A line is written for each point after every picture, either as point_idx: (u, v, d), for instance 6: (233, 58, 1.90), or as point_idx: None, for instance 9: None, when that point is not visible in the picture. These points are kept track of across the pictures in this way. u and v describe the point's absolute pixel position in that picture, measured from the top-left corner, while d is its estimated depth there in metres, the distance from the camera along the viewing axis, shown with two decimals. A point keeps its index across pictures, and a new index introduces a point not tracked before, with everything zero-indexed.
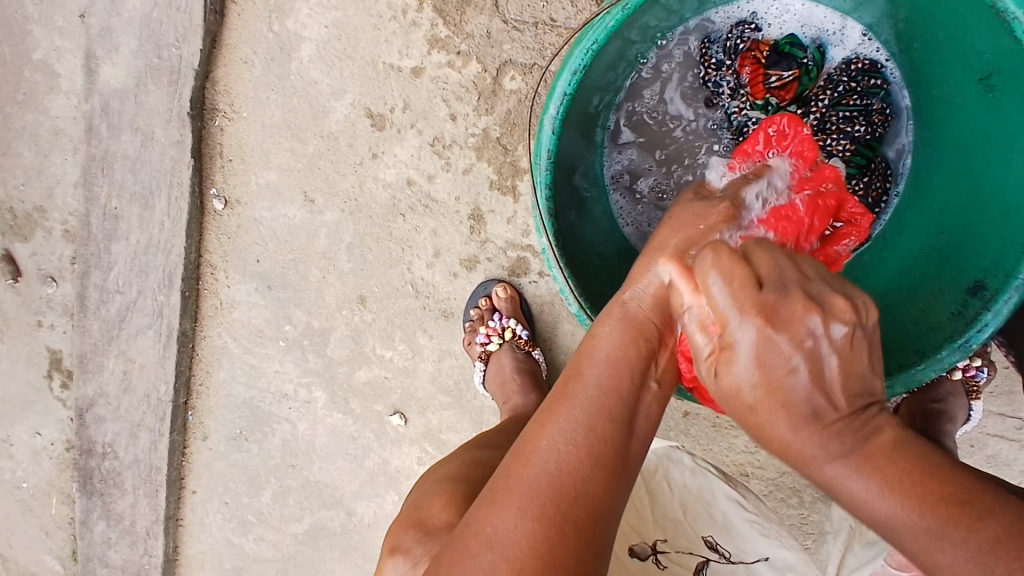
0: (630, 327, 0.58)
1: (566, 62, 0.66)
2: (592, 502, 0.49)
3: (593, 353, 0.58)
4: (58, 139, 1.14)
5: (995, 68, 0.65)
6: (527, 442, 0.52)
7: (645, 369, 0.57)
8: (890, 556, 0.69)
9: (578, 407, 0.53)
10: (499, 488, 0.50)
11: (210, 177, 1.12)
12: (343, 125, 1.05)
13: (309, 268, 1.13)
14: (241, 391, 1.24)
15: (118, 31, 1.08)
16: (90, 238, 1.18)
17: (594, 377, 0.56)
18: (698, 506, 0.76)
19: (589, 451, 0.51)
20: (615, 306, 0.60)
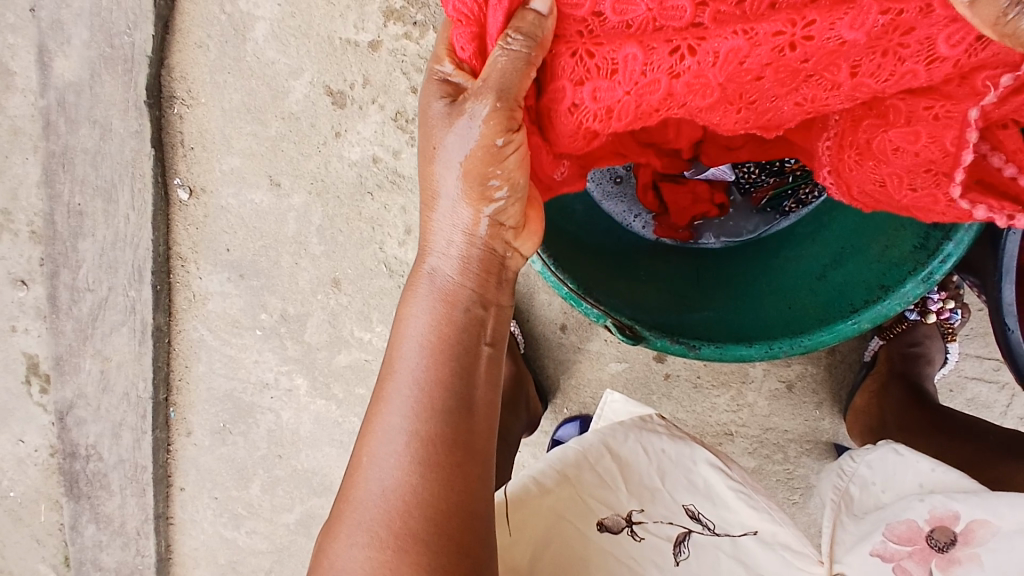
0: (436, 299, 0.51)
1: None
2: (431, 507, 0.46)
3: (403, 336, 0.51)
4: (16, 138, 1.12)
5: None
6: (353, 463, 0.50)
7: (465, 338, 0.51)
8: (891, 529, 0.61)
9: (399, 408, 0.49)
10: (336, 522, 0.49)
11: (173, 167, 1.10)
12: (303, 105, 1.04)
13: (280, 254, 1.12)
14: (221, 384, 1.23)
15: (68, 22, 1.05)
16: (56, 237, 1.16)
17: (405, 371, 0.50)
18: (675, 472, 0.69)
19: (414, 457, 0.47)
20: (419, 275, 0.53)
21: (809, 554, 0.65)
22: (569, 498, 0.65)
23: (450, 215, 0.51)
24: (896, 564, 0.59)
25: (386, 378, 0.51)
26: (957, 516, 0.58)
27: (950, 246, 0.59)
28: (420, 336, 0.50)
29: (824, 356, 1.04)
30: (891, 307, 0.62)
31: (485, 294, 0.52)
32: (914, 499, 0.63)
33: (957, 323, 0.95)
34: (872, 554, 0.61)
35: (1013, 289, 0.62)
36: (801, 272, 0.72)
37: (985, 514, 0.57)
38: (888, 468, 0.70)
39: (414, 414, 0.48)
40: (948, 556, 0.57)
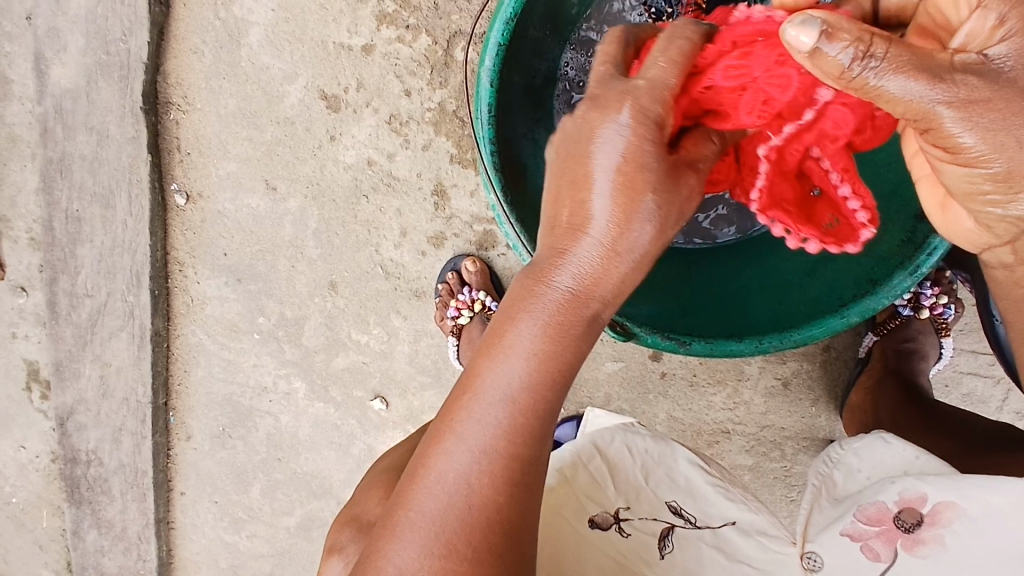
0: (551, 311, 0.49)
1: (498, 10, 0.66)
2: (505, 524, 0.47)
3: (512, 347, 0.49)
4: (13, 146, 1.13)
5: None
6: (430, 462, 0.48)
7: (574, 362, 0.50)
8: (862, 511, 0.61)
9: (491, 420, 0.48)
10: (400, 515, 0.48)
11: (170, 172, 1.11)
12: (298, 109, 1.04)
13: (277, 257, 1.12)
14: (220, 388, 1.23)
15: (64, 29, 1.06)
16: (54, 243, 1.16)
17: (508, 386, 0.48)
18: (658, 470, 0.70)
19: (500, 474, 0.47)
20: (536, 285, 0.50)
21: (782, 535, 0.67)
22: (561, 496, 0.65)
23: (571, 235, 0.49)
24: (863, 543, 0.60)
25: (478, 385, 0.49)
26: (924, 498, 0.59)
27: (936, 239, 0.61)
28: (531, 346, 0.48)
29: (819, 353, 1.04)
30: (880, 299, 0.63)
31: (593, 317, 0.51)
32: (887, 482, 0.63)
33: (951, 318, 0.95)
34: (843, 534, 0.61)
35: (998, 280, 0.62)
36: (791, 268, 0.72)
37: (954, 496, 0.57)
38: (876, 457, 0.70)
39: (509, 429, 0.47)
40: (914, 536, 0.57)
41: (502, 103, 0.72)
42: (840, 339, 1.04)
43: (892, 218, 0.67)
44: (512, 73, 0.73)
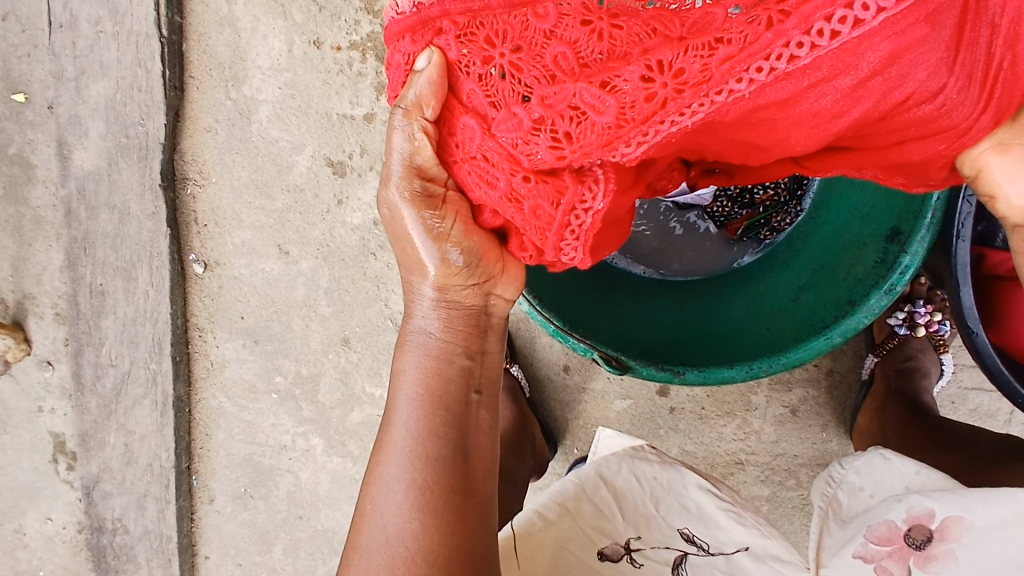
0: (424, 346, 0.56)
1: None
2: (429, 554, 0.49)
3: (398, 397, 0.55)
4: (39, 227, 1.19)
5: None
6: (358, 516, 0.53)
7: (458, 391, 0.55)
8: (871, 531, 0.63)
9: (394, 459, 0.52)
10: (345, 569, 0.52)
11: (188, 243, 1.16)
12: (306, 177, 1.10)
13: (292, 318, 1.17)
14: (241, 449, 1.26)
15: (86, 117, 1.12)
16: (79, 317, 1.22)
17: (400, 428, 0.53)
18: (668, 496, 0.72)
19: (414, 504, 0.51)
20: (405, 340, 0.57)
21: (796, 561, 0.68)
22: (574, 529, 0.67)
23: (423, 298, 0.57)
24: (877, 564, 0.61)
25: (388, 432, 0.54)
26: (931, 514, 0.60)
27: (907, 258, 0.63)
28: (413, 390, 0.54)
29: (823, 378, 1.06)
30: (859, 319, 0.65)
31: (470, 346, 0.57)
32: (894, 501, 0.65)
33: (948, 335, 0.98)
34: (855, 556, 0.62)
35: (971, 293, 0.63)
36: (776, 296, 0.77)
37: (959, 511, 0.58)
38: (875, 473, 0.72)
39: (412, 463, 0.52)
40: (925, 554, 0.58)
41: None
42: (843, 363, 1.06)
43: (866, 242, 0.71)
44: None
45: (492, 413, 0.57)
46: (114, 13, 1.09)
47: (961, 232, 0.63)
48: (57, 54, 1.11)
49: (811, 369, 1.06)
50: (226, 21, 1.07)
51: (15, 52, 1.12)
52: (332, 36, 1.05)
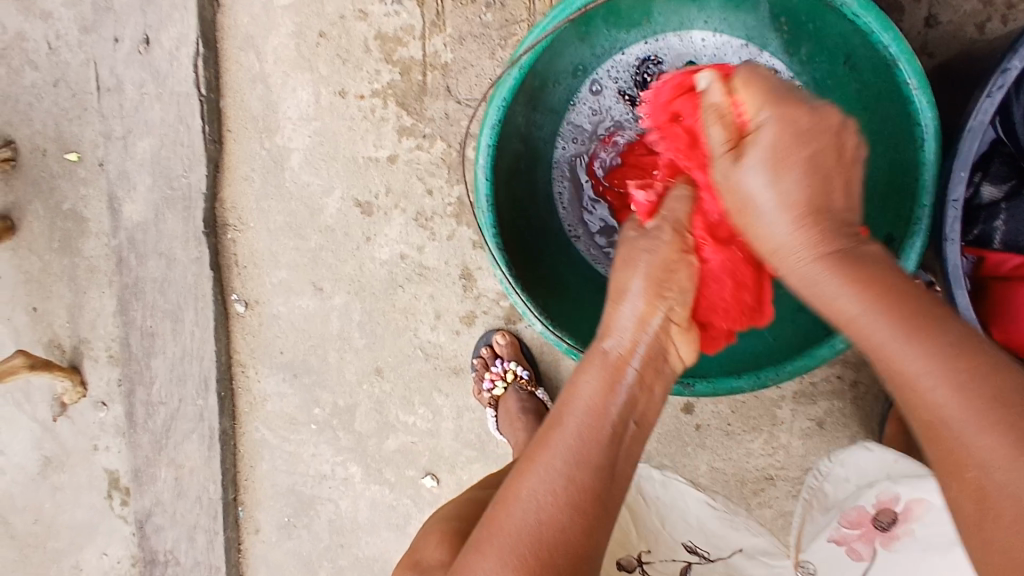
0: (604, 373, 0.64)
1: (484, 121, 0.70)
2: (569, 547, 0.58)
3: (574, 399, 0.63)
4: (93, 276, 1.28)
5: (850, 52, 0.74)
6: (512, 492, 0.60)
7: (624, 413, 0.63)
8: (843, 518, 0.84)
9: (557, 455, 0.60)
10: (486, 538, 0.59)
11: (230, 284, 1.24)
12: (337, 217, 1.16)
13: (327, 351, 1.23)
14: (283, 479, 1.32)
15: (133, 172, 1.20)
16: (132, 358, 1.30)
17: (572, 427, 0.61)
18: (674, 514, 0.86)
19: (568, 497, 0.58)
20: (595, 354, 0.66)
21: (780, 550, 0.89)
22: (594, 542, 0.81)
23: (627, 318, 0.66)
24: (848, 545, 0.82)
25: (562, 424, 0.62)
26: (897, 500, 0.80)
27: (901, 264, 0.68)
28: (590, 402, 0.62)
29: (848, 390, 1.06)
30: None
31: (645, 380, 0.65)
32: (867, 488, 0.86)
33: None
34: (831, 539, 0.84)
35: (966, 294, 0.65)
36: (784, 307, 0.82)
37: (920, 496, 0.78)
38: (860, 465, 0.91)
39: (575, 466, 0.60)
40: (890, 534, 0.79)
41: (498, 189, 0.77)
42: (867, 373, 1.06)
43: None
44: (511, 142, 0.78)
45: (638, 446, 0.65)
46: (156, 75, 1.15)
47: (950, 235, 0.65)
48: (105, 115, 1.19)
49: (835, 382, 1.06)
50: (258, 78, 1.13)
51: (67, 115, 1.21)
52: (355, 86, 1.10)
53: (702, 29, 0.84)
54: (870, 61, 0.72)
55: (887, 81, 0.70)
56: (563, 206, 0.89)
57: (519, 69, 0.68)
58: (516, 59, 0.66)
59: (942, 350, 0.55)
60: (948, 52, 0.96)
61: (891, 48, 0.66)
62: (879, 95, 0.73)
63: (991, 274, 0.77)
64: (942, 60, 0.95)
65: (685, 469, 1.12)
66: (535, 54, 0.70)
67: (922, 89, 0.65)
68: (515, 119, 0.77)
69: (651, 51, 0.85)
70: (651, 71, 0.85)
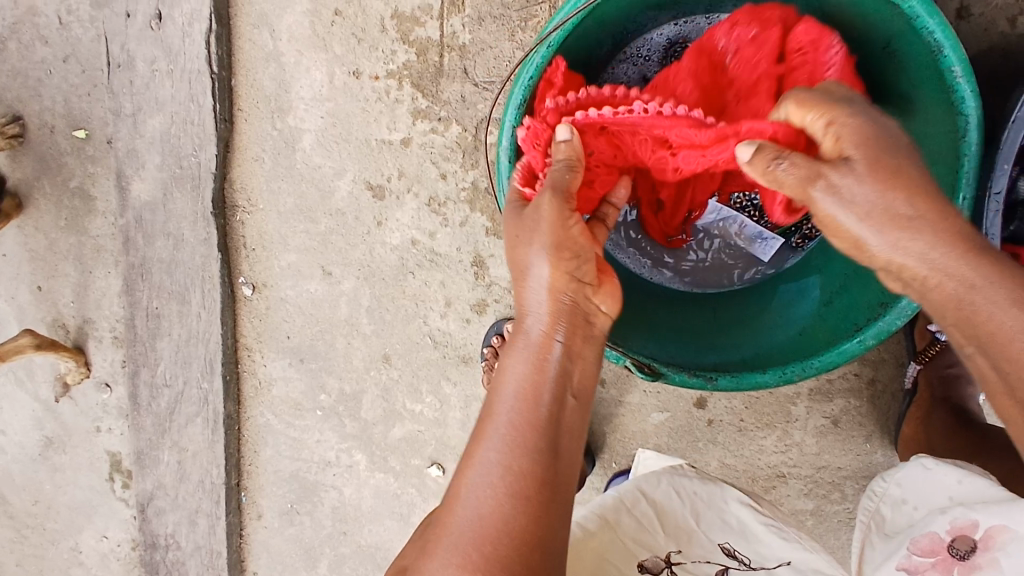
0: (532, 353, 0.67)
1: (509, 101, 0.72)
2: (518, 529, 0.57)
3: (505, 388, 0.65)
4: (100, 255, 1.27)
5: (899, 30, 0.72)
6: (453, 492, 0.61)
7: (560, 387, 0.65)
8: (915, 545, 0.74)
9: (495, 448, 0.61)
10: (433, 543, 0.59)
11: (238, 267, 1.22)
12: (348, 201, 1.14)
13: (335, 336, 1.22)
14: (287, 465, 1.31)
15: (142, 150, 1.18)
16: (137, 339, 1.29)
17: (504, 416, 0.63)
18: (710, 512, 0.82)
19: (508, 489, 0.59)
20: (517, 339, 0.69)
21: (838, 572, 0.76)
22: (615, 540, 0.77)
23: (536, 288, 0.68)
24: (921, 574, 0.72)
25: (495, 414, 0.64)
26: (975, 525, 0.70)
27: None
28: (520, 386, 0.64)
29: (864, 388, 1.04)
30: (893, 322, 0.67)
31: (573, 342, 0.68)
32: (938, 512, 0.75)
33: None
34: (900, 568, 0.74)
35: None
36: (809, 303, 0.82)
37: (1002, 521, 0.68)
38: (919, 481, 0.81)
39: (509, 453, 0.61)
40: (969, 564, 0.69)
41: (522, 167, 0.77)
42: (884, 371, 1.04)
43: None
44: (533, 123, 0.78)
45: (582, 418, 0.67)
46: (168, 52, 1.13)
47: (991, 231, 0.66)
48: (115, 92, 1.17)
49: (851, 380, 1.04)
50: (271, 56, 1.11)
51: (77, 91, 1.19)
52: (370, 66, 1.08)
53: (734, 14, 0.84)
54: (916, 43, 0.70)
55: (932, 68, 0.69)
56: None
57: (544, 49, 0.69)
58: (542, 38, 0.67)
59: (970, 258, 0.56)
60: (981, 43, 0.92)
61: (935, 34, 0.65)
62: (925, 76, 0.72)
63: None
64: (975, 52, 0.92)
65: (696, 464, 1.11)
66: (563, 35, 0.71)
67: (967, 78, 0.65)
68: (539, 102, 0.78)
69: (679, 33, 0.87)
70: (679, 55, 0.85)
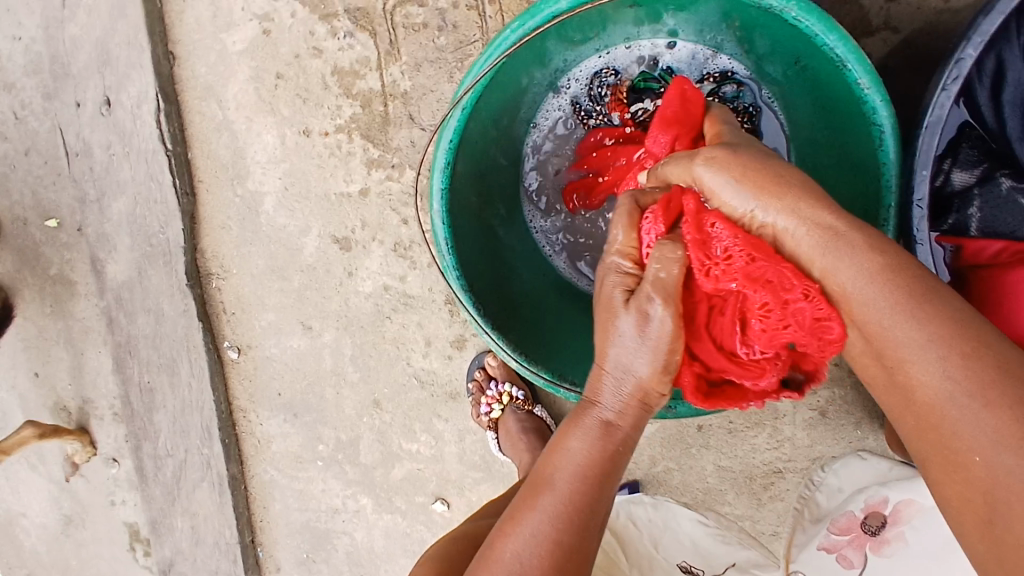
0: (605, 412, 0.58)
1: (434, 165, 0.71)
2: None
3: (563, 451, 0.59)
4: (88, 336, 1.28)
5: (802, 49, 0.73)
6: (494, 546, 0.57)
7: (620, 459, 0.58)
8: (833, 526, 0.94)
9: (541, 518, 0.56)
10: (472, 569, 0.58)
11: (221, 332, 1.24)
12: (317, 256, 1.16)
13: (324, 387, 1.23)
14: (297, 517, 1.32)
15: (112, 233, 1.20)
16: (134, 414, 1.31)
17: (561, 484, 0.57)
18: (664, 533, 0.99)
19: (548, 568, 0.54)
20: (586, 402, 0.60)
21: (772, 566, 0.98)
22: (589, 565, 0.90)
23: (616, 353, 0.56)
24: (839, 552, 0.91)
25: (549, 472, 0.58)
26: (886, 502, 0.91)
27: None
28: (577, 453, 0.58)
29: (846, 376, 1.04)
30: None
31: (639, 420, 0.58)
32: (856, 496, 0.96)
33: None
34: (824, 546, 0.93)
35: None
36: None
37: (910, 498, 0.89)
38: (853, 469, 1.03)
39: (557, 524, 0.55)
40: (880, 538, 0.89)
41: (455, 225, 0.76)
42: None
43: None
44: (464, 177, 0.78)
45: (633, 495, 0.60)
46: (122, 135, 1.16)
47: (920, 237, 0.66)
48: (78, 180, 1.19)
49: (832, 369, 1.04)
50: (222, 126, 1.13)
51: (43, 182, 1.21)
52: (319, 123, 1.10)
53: (650, 37, 0.84)
54: (819, 58, 0.70)
55: (839, 80, 0.69)
56: (536, 231, 0.91)
57: (462, 110, 0.68)
58: (459, 102, 0.67)
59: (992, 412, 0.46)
60: (914, 24, 0.92)
61: (838, 49, 0.65)
62: (832, 89, 0.72)
63: (972, 262, 0.76)
64: (907, 35, 0.92)
65: (692, 471, 1.11)
66: (478, 92, 0.70)
67: (874, 88, 0.64)
68: (469, 157, 0.77)
69: (603, 65, 0.85)
70: (604, 84, 0.85)
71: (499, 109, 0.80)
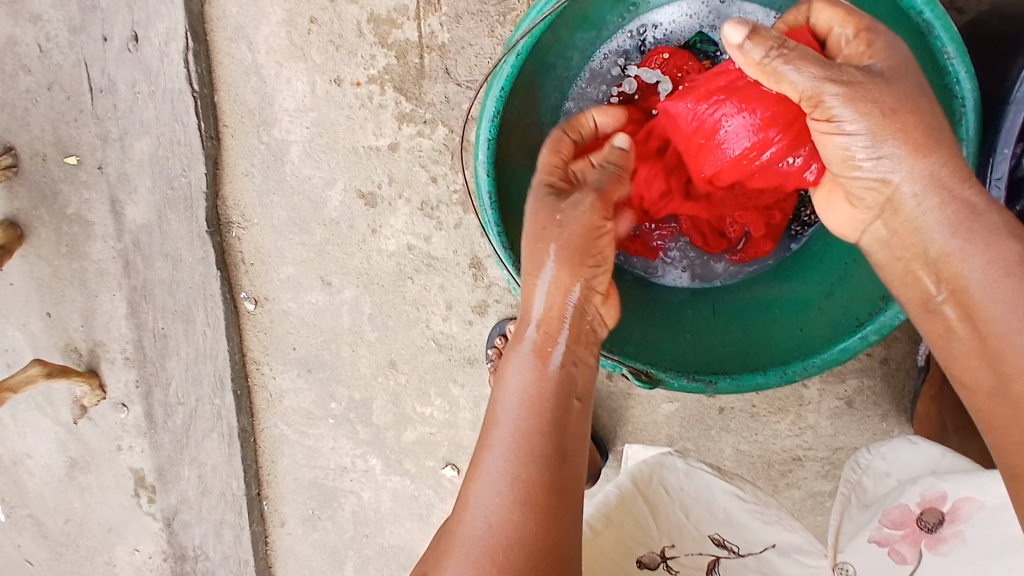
0: (532, 362, 0.71)
1: (482, 114, 0.72)
2: (530, 541, 0.61)
3: (509, 390, 0.69)
4: (103, 279, 1.26)
5: (880, 15, 0.73)
6: (465, 499, 0.65)
7: (567, 390, 0.70)
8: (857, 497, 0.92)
9: (499, 453, 0.65)
10: (446, 550, 0.63)
11: (238, 282, 1.22)
12: (341, 210, 1.13)
13: (340, 345, 1.22)
14: (305, 473, 1.31)
15: (133, 173, 1.17)
16: (146, 359, 1.29)
17: (509, 421, 0.67)
18: (698, 504, 0.92)
19: (515, 496, 0.62)
20: (517, 346, 0.73)
21: (815, 550, 0.90)
22: (615, 539, 0.87)
23: (543, 293, 0.73)
24: (891, 545, 0.81)
25: (499, 417, 0.68)
26: (944, 496, 0.79)
27: None
28: (521, 388, 0.69)
29: (877, 366, 1.02)
30: (894, 316, 0.75)
31: (575, 352, 0.72)
32: (909, 486, 0.84)
33: None
34: (875, 537, 0.82)
35: None
36: (810, 294, 0.87)
37: (970, 493, 0.77)
38: (901, 454, 0.89)
39: (514, 459, 0.64)
40: (937, 535, 0.77)
41: (499, 178, 0.78)
42: (897, 349, 1.01)
43: None
44: (513, 131, 0.79)
45: (585, 420, 0.71)
46: (148, 74, 1.13)
47: None
48: (101, 117, 1.16)
49: (864, 359, 1.02)
50: (251, 69, 1.10)
51: (64, 118, 1.18)
52: (351, 72, 1.07)
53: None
54: (902, 25, 0.71)
55: (919, 49, 0.70)
56: None
57: (515, 57, 0.69)
58: (514, 46, 0.68)
59: None
60: (981, 5, 0.89)
61: (925, 15, 0.65)
62: (910, 58, 0.73)
63: None
64: (974, 15, 0.88)
65: (710, 453, 1.09)
66: (532, 42, 0.71)
67: (960, 58, 0.65)
68: (516, 113, 0.79)
69: (656, 23, 0.85)
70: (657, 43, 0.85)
71: (551, 64, 0.82)
